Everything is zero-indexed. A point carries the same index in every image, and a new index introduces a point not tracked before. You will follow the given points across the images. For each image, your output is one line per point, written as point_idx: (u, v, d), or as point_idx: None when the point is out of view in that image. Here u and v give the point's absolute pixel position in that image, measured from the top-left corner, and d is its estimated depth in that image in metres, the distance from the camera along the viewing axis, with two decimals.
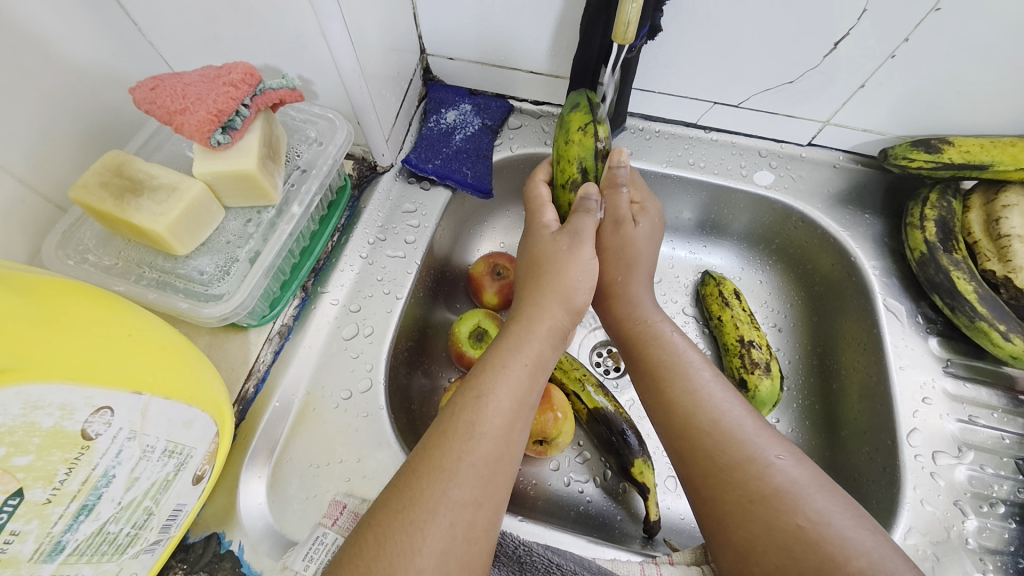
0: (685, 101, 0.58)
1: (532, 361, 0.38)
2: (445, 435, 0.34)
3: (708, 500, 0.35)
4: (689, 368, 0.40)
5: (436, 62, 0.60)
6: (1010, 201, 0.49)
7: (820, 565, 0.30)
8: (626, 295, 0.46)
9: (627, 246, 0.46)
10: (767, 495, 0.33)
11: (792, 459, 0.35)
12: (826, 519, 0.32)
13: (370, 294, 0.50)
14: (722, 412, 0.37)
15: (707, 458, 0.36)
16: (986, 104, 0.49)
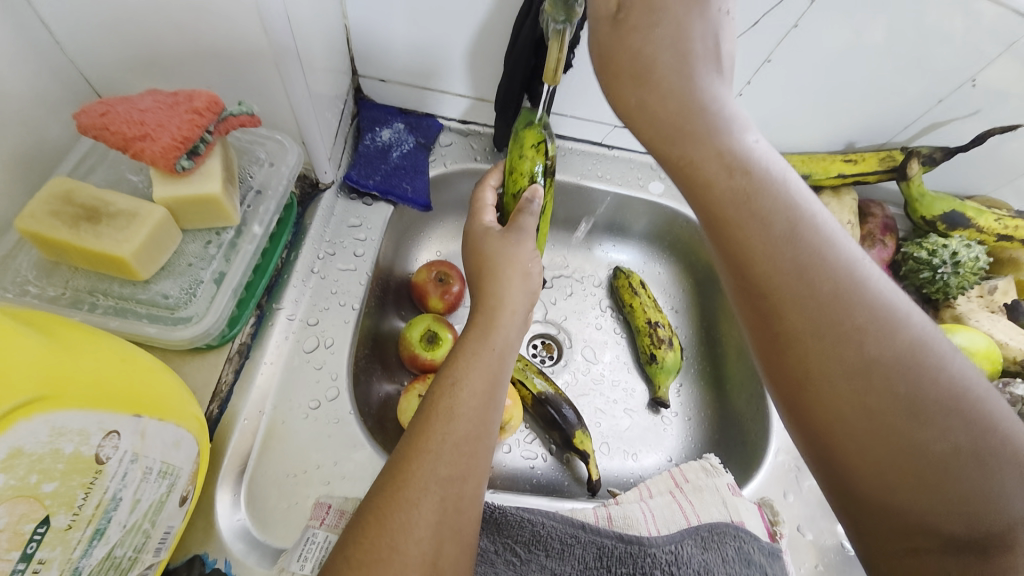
0: (591, 124, 0.68)
1: (499, 347, 0.44)
2: (430, 420, 0.39)
3: (802, 367, 0.31)
4: (777, 208, 0.32)
5: (367, 82, 0.64)
6: (823, 200, 0.67)
7: (915, 422, 0.28)
8: (680, 115, 0.34)
9: (651, 56, 0.35)
10: (863, 359, 0.29)
11: (896, 317, 0.30)
12: (924, 382, 0.29)
13: (326, 306, 0.52)
14: (815, 259, 0.31)
15: (791, 306, 0.31)
16: (800, 130, 0.67)
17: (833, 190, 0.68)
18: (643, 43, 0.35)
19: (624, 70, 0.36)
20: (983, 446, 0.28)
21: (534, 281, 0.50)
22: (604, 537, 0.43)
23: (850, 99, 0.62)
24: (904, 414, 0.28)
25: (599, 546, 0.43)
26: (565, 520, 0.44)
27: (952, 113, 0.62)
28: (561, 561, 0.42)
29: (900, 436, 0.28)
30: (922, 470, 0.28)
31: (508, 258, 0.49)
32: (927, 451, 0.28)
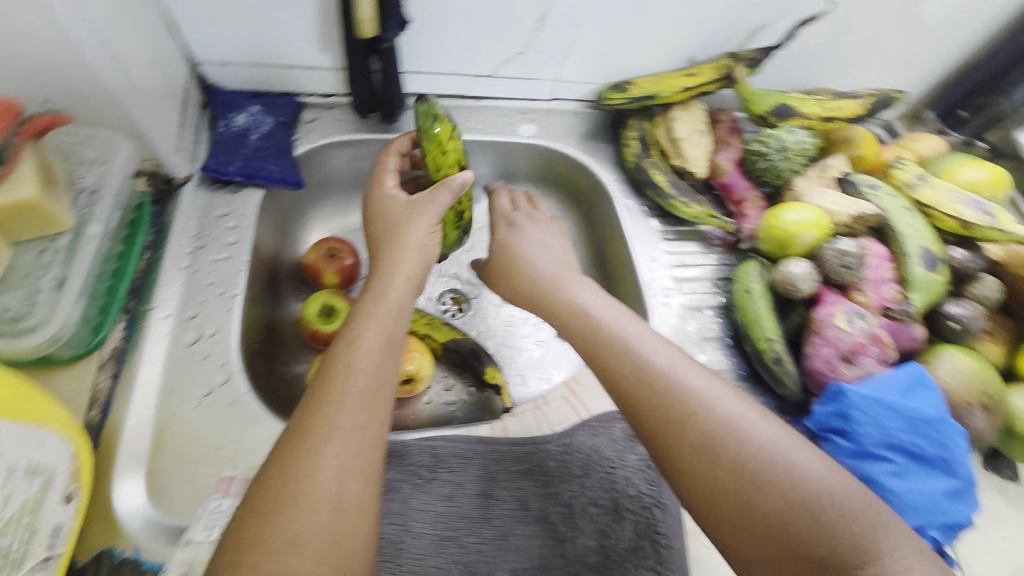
0: (450, 77, 0.69)
1: (395, 307, 0.47)
2: (316, 414, 0.39)
3: (678, 478, 0.39)
4: (643, 366, 0.43)
5: (209, 69, 0.62)
6: (676, 115, 0.73)
7: (753, 487, 0.36)
8: (538, 292, 0.56)
9: (517, 257, 0.60)
10: (704, 444, 0.38)
11: (716, 399, 0.40)
12: (748, 453, 0.37)
13: (204, 299, 0.53)
14: (653, 374, 0.43)
15: (666, 434, 0.40)
16: (644, 53, 0.71)
17: (683, 104, 0.73)
18: (510, 243, 0.62)
19: (495, 267, 0.62)
20: (813, 496, 0.35)
21: (430, 252, 0.54)
22: (501, 443, 0.49)
23: (678, 16, 0.67)
24: (744, 484, 0.36)
25: (497, 452, 0.48)
26: (464, 438, 0.48)
27: (769, 14, 0.68)
28: (462, 472, 0.46)
29: (751, 509, 0.36)
30: (778, 534, 0.35)
31: (405, 225, 0.54)
32: (778, 508, 0.35)
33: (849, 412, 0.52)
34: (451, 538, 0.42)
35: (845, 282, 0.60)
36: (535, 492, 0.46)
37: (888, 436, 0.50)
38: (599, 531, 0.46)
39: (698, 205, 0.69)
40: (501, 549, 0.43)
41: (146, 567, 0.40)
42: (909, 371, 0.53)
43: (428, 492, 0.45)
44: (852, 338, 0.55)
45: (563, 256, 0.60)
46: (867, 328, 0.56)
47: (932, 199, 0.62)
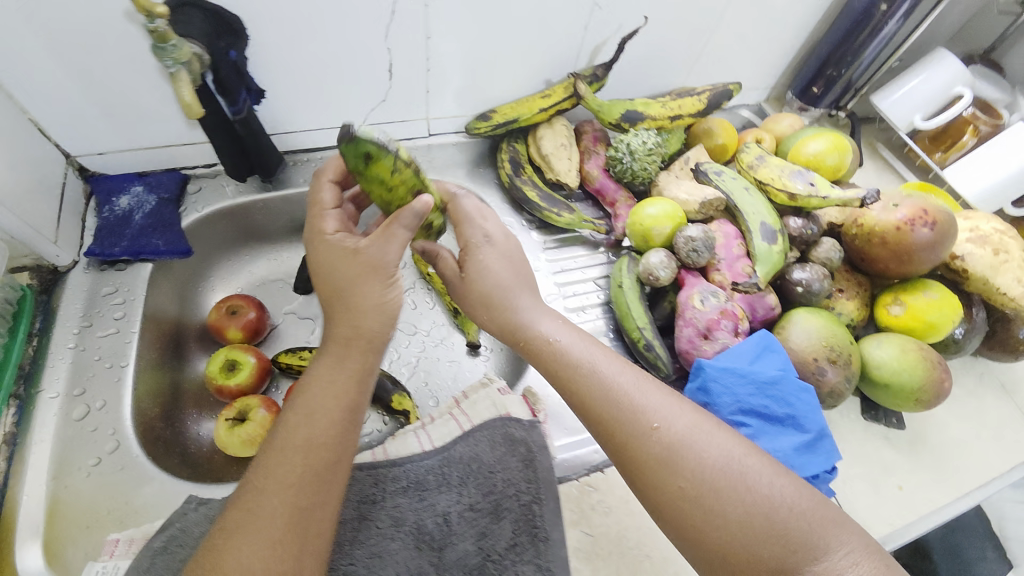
0: (323, 130, 0.75)
1: (356, 370, 0.47)
2: (275, 493, 0.42)
3: (645, 488, 0.44)
4: (612, 395, 0.46)
5: (88, 160, 0.67)
6: (541, 133, 0.78)
7: (712, 499, 0.41)
8: (509, 324, 0.51)
9: (489, 288, 0.52)
10: (667, 459, 0.43)
11: (677, 417, 0.45)
12: (708, 467, 0.42)
13: (93, 373, 0.56)
14: (623, 397, 0.46)
15: (632, 455, 0.44)
16: (500, 83, 0.78)
17: (548, 122, 0.79)
18: (487, 265, 0.52)
19: (466, 293, 0.53)
20: (762, 497, 0.41)
21: (395, 308, 0.48)
22: (380, 466, 0.51)
23: (521, 47, 0.73)
24: (705, 499, 0.41)
25: (375, 475, 0.51)
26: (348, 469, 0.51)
27: (602, 33, 0.75)
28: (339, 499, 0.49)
29: (713, 516, 0.41)
30: (739, 536, 0.40)
31: (358, 283, 0.47)
32: (734, 508, 0.41)
33: (708, 384, 0.55)
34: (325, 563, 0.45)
35: (701, 264, 0.64)
36: (411, 506, 0.50)
37: (740, 402, 0.54)
38: (478, 534, 0.49)
39: (570, 212, 0.74)
40: (377, 566, 0.46)
41: None
42: (758, 339, 0.56)
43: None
44: (706, 315, 0.59)
45: (517, 262, 0.53)
46: (718, 304, 0.60)
47: (767, 176, 0.67)
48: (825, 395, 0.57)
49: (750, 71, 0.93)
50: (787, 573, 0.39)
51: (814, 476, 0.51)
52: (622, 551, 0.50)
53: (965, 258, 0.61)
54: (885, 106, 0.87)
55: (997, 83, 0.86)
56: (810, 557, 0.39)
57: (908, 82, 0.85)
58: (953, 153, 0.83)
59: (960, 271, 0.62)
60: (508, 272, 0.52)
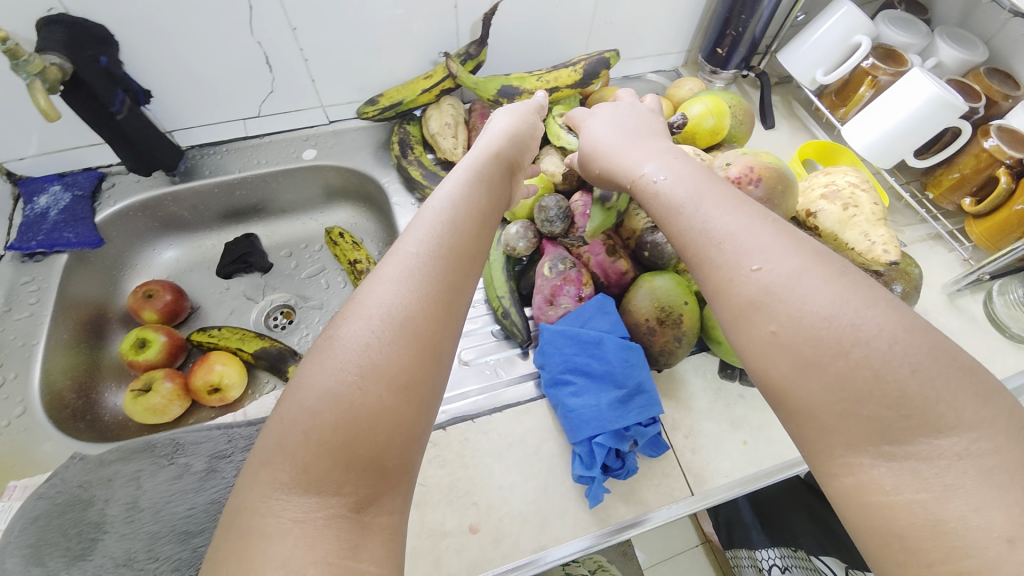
0: (222, 124, 0.81)
1: (493, 200, 0.50)
2: (431, 266, 0.40)
3: (743, 324, 0.36)
4: (698, 217, 0.41)
5: (13, 165, 0.75)
6: (429, 115, 0.82)
7: (821, 351, 0.32)
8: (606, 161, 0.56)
9: (593, 144, 0.59)
10: (762, 294, 0.35)
11: (787, 254, 0.36)
12: (809, 310, 0.33)
13: (8, 351, 0.64)
14: (721, 238, 0.39)
15: (720, 279, 0.38)
16: (385, 69, 0.81)
17: (436, 103, 0.82)
18: (601, 118, 0.62)
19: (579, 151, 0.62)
20: (878, 353, 0.30)
21: (529, 137, 0.62)
22: (235, 428, 0.57)
23: (397, 32, 0.76)
24: (815, 347, 0.32)
25: (229, 434, 0.57)
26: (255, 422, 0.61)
27: (475, 11, 0.77)
28: (190, 455, 0.56)
29: (824, 363, 0.32)
30: (856, 396, 0.31)
31: (525, 126, 0.62)
32: (837, 358, 0.31)
33: (545, 346, 0.60)
34: (163, 508, 0.52)
35: (558, 233, 0.67)
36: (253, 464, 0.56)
37: (568, 361, 0.57)
38: None
39: None
40: (211, 513, 0.52)
41: None
42: (594, 303, 0.60)
43: (156, 475, 0.54)
44: (550, 282, 0.62)
45: (621, 122, 0.60)
46: (563, 270, 0.62)
47: None
48: (657, 353, 0.59)
49: (654, 35, 0.92)
50: (892, 441, 0.29)
51: (628, 428, 0.54)
52: (450, 499, 0.55)
53: (818, 215, 0.62)
54: (788, 65, 0.87)
55: (908, 29, 0.83)
56: (929, 433, 0.29)
57: (806, 40, 0.83)
58: (855, 108, 0.82)
59: (813, 228, 0.63)
60: (599, 131, 0.60)
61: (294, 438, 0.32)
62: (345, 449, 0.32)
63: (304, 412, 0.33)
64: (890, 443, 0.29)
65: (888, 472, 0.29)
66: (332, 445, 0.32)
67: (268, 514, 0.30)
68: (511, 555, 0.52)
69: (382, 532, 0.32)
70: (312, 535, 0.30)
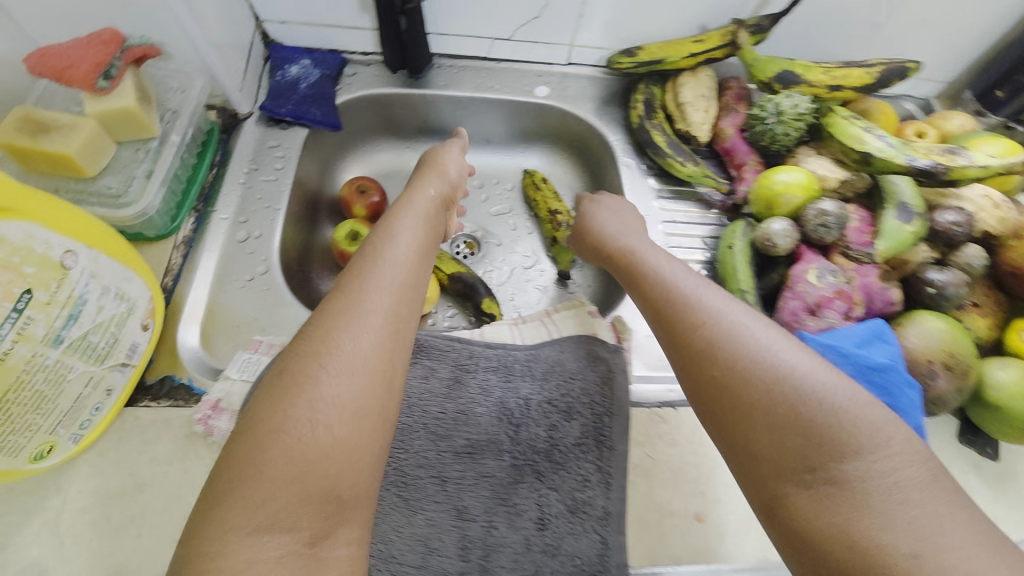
0: (473, 39, 0.78)
1: (431, 233, 0.54)
2: (412, 274, 0.46)
3: (690, 377, 0.44)
4: (674, 290, 0.49)
5: (271, 27, 0.74)
6: (682, 81, 0.76)
7: (747, 394, 0.39)
8: (606, 241, 0.64)
9: (603, 227, 0.66)
10: (706, 345, 0.43)
11: (727, 316, 0.44)
12: (746, 361, 0.40)
13: (255, 209, 0.65)
14: (682, 301, 0.48)
15: (681, 337, 0.45)
16: (655, 22, 0.75)
17: (692, 70, 0.76)
18: (604, 214, 0.68)
19: (582, 228, 0.69)
20: (794, 392, 0.38)
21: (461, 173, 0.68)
22: (475, 345, 0.57)
23: None
24: (741, 390, 0.40)
25: (470, 350, 0.56)
26: (491, 345, 0.58)
27: None
28: (437, 360, 0.55)
29: (755, 415, 0.39)
30: (778, 432, 0.37)
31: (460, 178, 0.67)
32: (763, 399, 0.39)
33: None
34: (420, 404, 0.52)
35: (827, 241, 0.61)
36: (498, 384, 0.54)
37: None
38: (550, 426, 0.53)
39: (694, 164, 0.72)
40: (462, 421, 0.52)
41: (195, 391, 0.51)
42: (870, 326, 0.56)
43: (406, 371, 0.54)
44: (818, 291, 0.58)
45: (627, 221, 0.67)
46: (835, 283, 0.58)
47: (921, 151, 0.61)
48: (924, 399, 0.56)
49: (934, 55, 0.83)
50: (813, 472, 0.35)
51: None
52: (677, 481, 0.53)
53: None
54: None
55: None
56: (848, 458, 0.35)
57: None
58: None
59: None
60: (610, 217, 0.67)
61: (261, 473, 0.34)
62: (306, 471, 0.35)
63: (278, 445, 0.35)
64: (811, 474, 0.35)
65: (809, 499, 0.35)
66: (305, 464, 0.34)
67: (238, 549, 0.31)
68: (736, 555, 0.50)
69: (339, 562, 0.34)
70: (271, 565, 0.32)
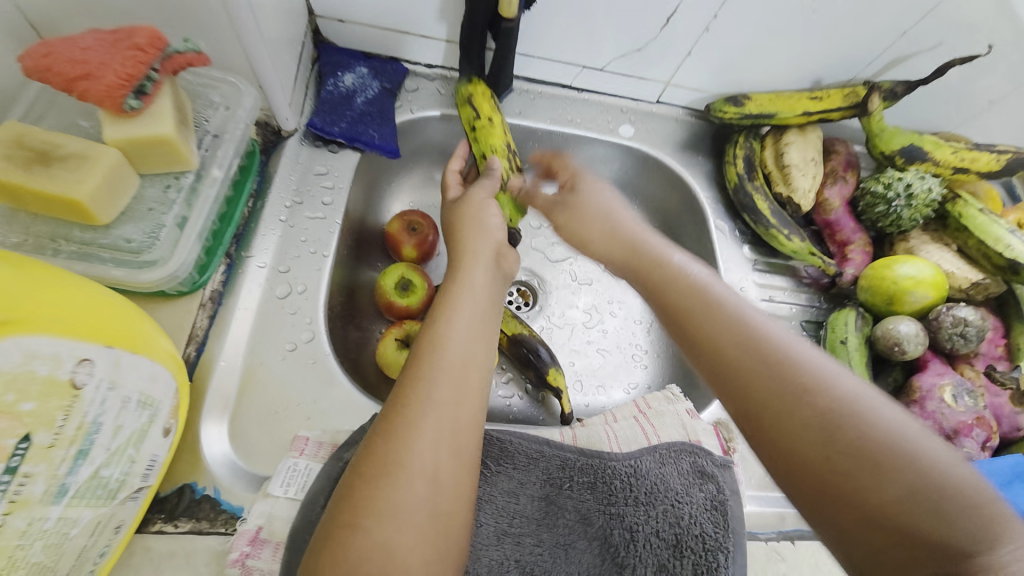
0: (560, 64, 0.68)
1: (483, 290, 0.47)
2: (466, 354, 0.41)
3: (769, 437, 0.33)
4: (744, 326, 0.36)
5: (326, 24, 0.61)
6: (790, 138, 0.67)
7: (867, 473, 0.29)
8: (627, 240, 0.47)
9: (597, 227, 0.50)
10: (814, 408, 0.31)
11: (833, 369, 0.33)
12: (866, 429, 0.30)
13: (298, 255, 0.53)
14: (774, 350, 0.34)
15: (758, 384, 0.33)
16: (767, 70, 0.66)
17: (800, 128, 0.68)
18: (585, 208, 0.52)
19: (569, 220, 0.52)
20: (921, 471, 0.28)
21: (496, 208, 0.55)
22: (568, 452, 0.48)
23: (818, 35, 0.61)
24: (852, 465, 0.29)
25: (563, 459, 0.48)
26: (590, 455, 0.49)
27: (916, 45, 0.62)
28: (527, 472, 0.46)
29: (873, 504, 0.28)
30: (908, 527, 0.27)
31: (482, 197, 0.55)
32: (881, 480, 0.28)
33: None
34: (511, 534, 0.43)
35: (962, 351, 0.56)
36: (598, 509, 0.46)
37: None
38: (658, 566, 0.44)
39: (801, 239, 0.64)
40: (561, 559, 0.43)
41: (225, 508, 0.40)
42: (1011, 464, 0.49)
43: (492, 485, 0.45)
44: (957, 416, 0.51)
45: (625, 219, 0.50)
46: (974, 407, 0.52)
47: None
48: None
49: None
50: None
51: None
52: None
53: None
54: None
55: None
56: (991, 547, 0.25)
57: None
58: None
59: None
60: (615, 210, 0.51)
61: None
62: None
63: (396, 484, 0.35)
64: None
65: None
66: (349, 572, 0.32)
67: None
68: None
69: None
70: None
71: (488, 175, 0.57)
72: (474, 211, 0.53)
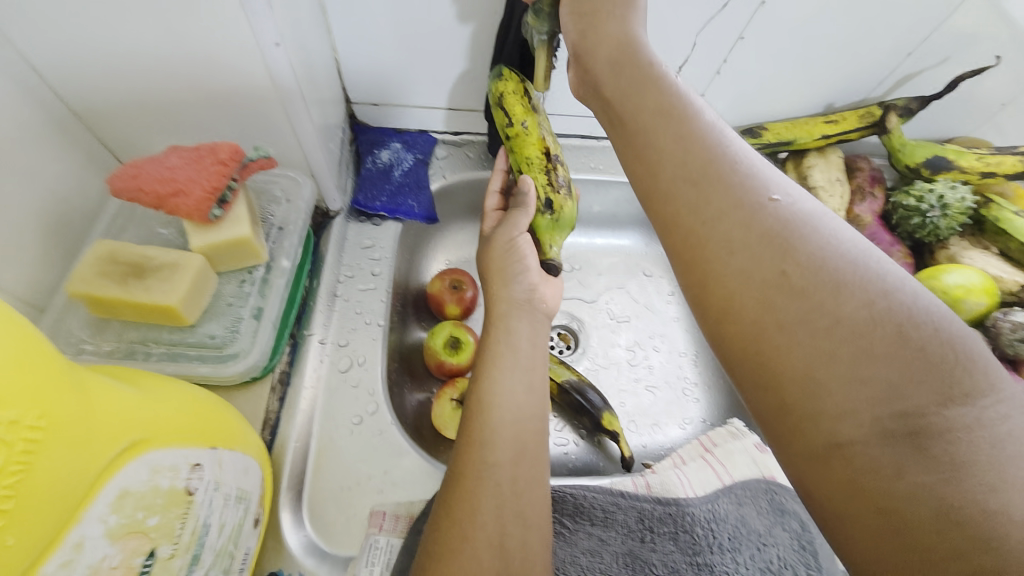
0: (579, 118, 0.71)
1: (527, 337, 0.47)
2: (516, 408, 0.42)
3: (733, 318, 0.30)
4: (728, 200, 0.31)
5: (361, 108, 0.65)
6: (812, 160, 0.69)
7: (852, 354, 0.26)
8: (618, 102, 0.38)
9: (611, 63, 0.39)
10: (793, 289, 0.28)
11: (826, 242, 0.29)
12: (850, 308, 0.27)
13: (354, 326, 0.55)
14: (762, 227, 0.30)
15: (733, 267, 0.30)
16: (779, 100, 0.69)
17: (819, 151, 0.70)
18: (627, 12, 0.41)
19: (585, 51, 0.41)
20: (908, 347, 0.26)
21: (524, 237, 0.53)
22: (642, 501, 0.48)
23: (826, 64, 0.64)
24: (841, 345, 0.27)
25: (639, 510, 0.47)
26: (666, 503, 0.48)
27: (925, 61, 0.64)
28: (606, 528, 0.46)
29: (848, 382, 0.26)
30: (885, 400, 0.25)
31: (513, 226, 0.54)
32: (864, 364, 0.26)
33: None
34: None
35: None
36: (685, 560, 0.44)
37: None
38: None
39: None
40: None
41: None
42: None
43: (573, 544, 0.44)
44: None
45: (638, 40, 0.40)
46: None
47: None
48: None
49: None
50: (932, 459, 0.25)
51: None
52: None
53: None
54: None
55: None
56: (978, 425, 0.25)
57: None
58: None
59: None
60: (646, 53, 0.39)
61: None
62: None
63: (464, 557, 0.36)
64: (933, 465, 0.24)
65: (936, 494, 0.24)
66: None
67: None
68: None
69: None
70: None
71: (523, 198, 0.55)
72: (504, 256, 0.53)
